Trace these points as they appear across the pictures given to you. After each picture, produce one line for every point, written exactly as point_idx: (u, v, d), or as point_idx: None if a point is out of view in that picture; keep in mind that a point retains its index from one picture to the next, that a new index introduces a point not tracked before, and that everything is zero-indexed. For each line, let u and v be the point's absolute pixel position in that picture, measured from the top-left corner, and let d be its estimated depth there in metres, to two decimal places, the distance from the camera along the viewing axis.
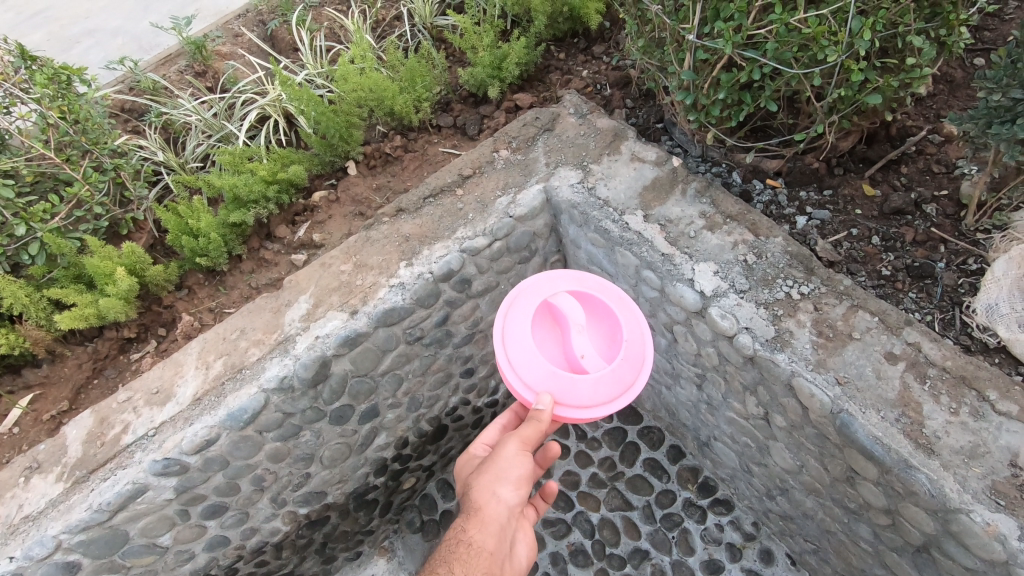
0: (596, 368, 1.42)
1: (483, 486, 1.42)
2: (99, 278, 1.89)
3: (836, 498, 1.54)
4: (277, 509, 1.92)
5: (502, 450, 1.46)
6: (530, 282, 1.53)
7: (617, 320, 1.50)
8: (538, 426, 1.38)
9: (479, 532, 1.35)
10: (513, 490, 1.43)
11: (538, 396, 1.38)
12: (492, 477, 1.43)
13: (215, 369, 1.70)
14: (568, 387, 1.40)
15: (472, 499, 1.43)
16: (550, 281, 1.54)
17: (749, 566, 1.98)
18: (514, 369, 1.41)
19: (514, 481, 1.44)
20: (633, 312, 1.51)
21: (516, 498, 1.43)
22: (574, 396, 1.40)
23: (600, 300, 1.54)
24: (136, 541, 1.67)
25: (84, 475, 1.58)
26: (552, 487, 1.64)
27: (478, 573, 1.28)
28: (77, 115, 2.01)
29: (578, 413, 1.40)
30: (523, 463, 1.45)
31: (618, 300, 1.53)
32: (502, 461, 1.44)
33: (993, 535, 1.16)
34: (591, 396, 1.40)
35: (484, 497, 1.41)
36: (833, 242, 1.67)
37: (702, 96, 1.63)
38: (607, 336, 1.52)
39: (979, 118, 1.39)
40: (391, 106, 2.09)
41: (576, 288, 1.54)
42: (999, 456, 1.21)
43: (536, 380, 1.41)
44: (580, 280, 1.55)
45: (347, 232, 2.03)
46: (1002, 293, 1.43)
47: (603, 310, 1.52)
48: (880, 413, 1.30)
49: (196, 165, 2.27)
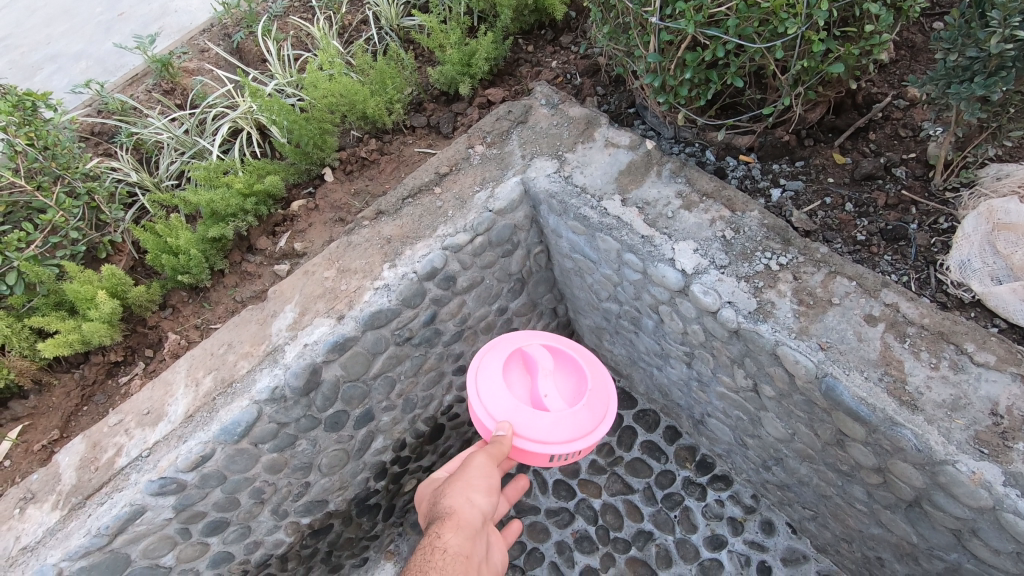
0: (555, 409, 1.62)
1: (447, 536, 1.31)
2: (80, 303, 1.88)
3: (828, 462, 1.57)
4: (279, 521, 1.91)
5: (471, 476, 1.47)
6: (511, 336, 1.79)
7: (583, 375, 1.71)
8: (499, 447, 1.52)
9: (454, 534, 1.32)
10: (485, 495, 1.45)
11: (497, 424, 1.58)
12: (463, 484, 1.45)
13: (204, 384, 1.69)
14: (531, 421, 1.59)
15: (446, 503, 1.41)
16: (519, 340, 1.78)
17: (751, 538, 2.01)
18: (482, 403, 1.64)
19: (485, 490, 1.47)
20: (575, 352, 1.77)
21: (489, 502, 1.46)
22: (559, 432, 1.58)
23: (544, 342, 1.77)
24: (137, 563, 1.66)
25: (80, 501, 1.57)
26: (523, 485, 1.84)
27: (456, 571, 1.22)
28: (46, 140, 2.00)
29: (535, 445, 1.57)
30: (491, 474, 1.48)
31: (562, 337, 1.80)
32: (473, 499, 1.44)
33: (978, 482, 1.19)
34: (578, 431, 1.60)
35: (462, 547, 1.28)
36: (808, 212, 1.70)
37: (669, 77, 1.65)
38: (574, 387, 1.71)
39: (938, 80, 1.42)
40: (363, 110, 2.10)
41: (501, 347, 1.75)
42: (980, 407, 1.24)
43: (492, 419, 1.60)
44: (552, 336, 1.79)
45: (329, 239, 2.02)
46: (973, 250, 1.47)
47: (548, 342, 1.77)
48: (864, 374, 1.33)
49: (171, 183, 2.25)
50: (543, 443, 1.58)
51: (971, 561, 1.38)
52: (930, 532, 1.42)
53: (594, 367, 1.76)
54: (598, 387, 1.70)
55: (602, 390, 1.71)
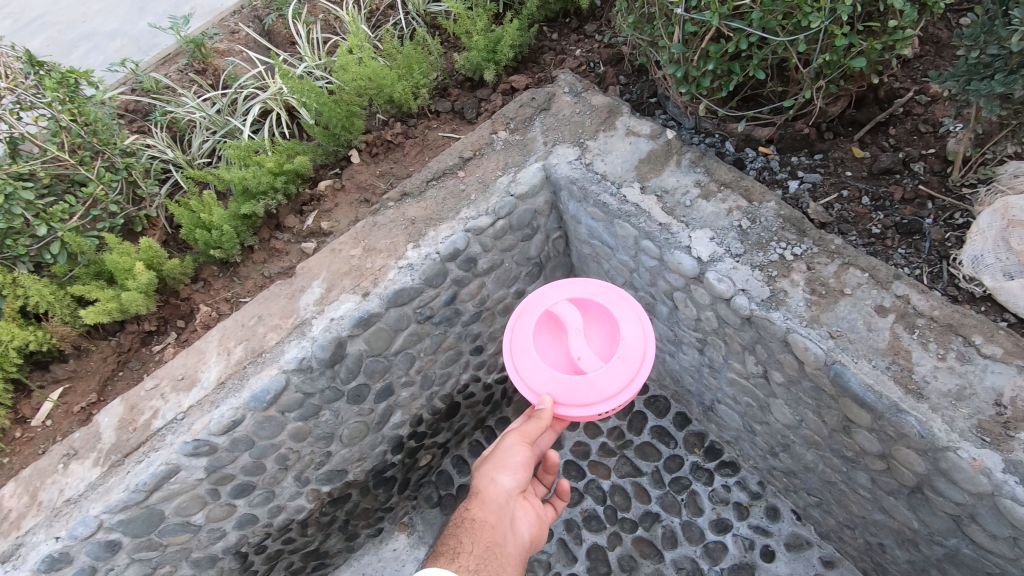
0: (593, 367, 1.54)
1: (474, 512, 1.48)
2: (119, 274, 1.97)
3: (834, 448, 1.62)
4: (302, 487, 2.00)
5: (501, 454, 1.56)
6: (541, 294, 1.68)
7: (615, 320, 1.62)
8: (539, 423, 1.51)
9: (480, 510, 1.48)
10: (512, 474, 1.55)
11: (539, 397, 1.52)
12: (493, 464, 1.55)
13: (236, 353, 1.78)
14: (570, 388, 1.52)
15: (475, 482, 1.55)
16: (550, 293, 1.68)
17: (756, 523, 2.06)
18: (522, 376, 1.57)
19: (513, 468, 1.55)
20: (607, 294, 1.66)
21: (515, 481, 1.55)
22: (604, 388, 1.51)
23: (570, 296, 1.66)
24: (170, 520, 1.75)
25: (120, 458, 1.67)
26: (554, 458, 1.62)
27: (480, 544, 1.40)
28: (88, 117, 2.09)
29: (579, 410, 1.51)
30: (522, 452, 1.55)
31: (587, 284, 1.68)
32: (500, 477, 1.55)
33: (979, 469, 1.23)
34: (618, 382, 1.52)
35: (487, 523, 1.45)
36: (824, 204, 1.73)
37: (692, 68, 1.68)
38: (608, 335, 1.63)
39: (959, 76, 1.44)
40: (390, 94, 2.15)
41: (529, 314, 1.65)
42: (984, 397, 1.28)
43: (533, 393, 1.55)
44: (579, 285, 1.68)
45: (354, 219, 2.09)
46: (987, 245, 1.49)
47: (574, 295, 1.66)
48: (872, 362, 1.37)
49: (203, 161, 2.33)
50: (586, 405, 1.51)
51: (970, 547, 1.43)
52: (930, 517, 1.47)
53: (626, 307, 1.64)
54: (632, 329, 1.60)
55: (636, 332, 1.60)
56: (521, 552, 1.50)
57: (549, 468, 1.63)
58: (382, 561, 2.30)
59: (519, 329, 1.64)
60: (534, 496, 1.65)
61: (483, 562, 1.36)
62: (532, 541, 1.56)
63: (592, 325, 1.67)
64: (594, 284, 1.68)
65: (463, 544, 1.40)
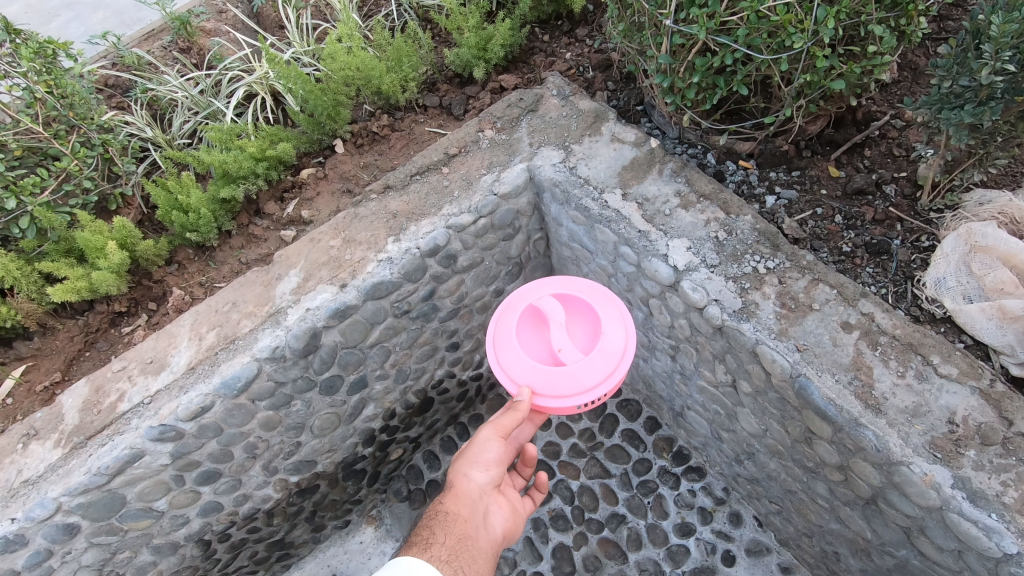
0: (573, 359, 1.54)
1: (447, 505, 1.50)
2: (90, 252, 1.93)
3: (796, 458, 1.66)
4: (269, 477, 1.98)
5: (475, 450, 1.58)
6: (527, 289, 1.70)
7: (598, 315, 1.63)
8: (516, 414, 1.52)
9: (453, 503, 1.50)
10: (486, 470, 1.57)
11: (519, 388, 1.53)
12: (467, 460, 1.58)
13: (207, 339, 1.77)
14: (549, 380, 1.53)
15: (450, 477, 1.58)
16: (535, 289, 1.69)
17: (718, 528, 2.10)
18: (504, 368, 1.58)
19: (486, 463, 1.57)
20: (591, 293, 1.67)
21: (489, 475, 1.57)
22: (583, 380, 1.51)
23: (554, 292, 1.68)
24: (132, 505, 1.72)
25: (82, 441, 1.65)
26: (532, 452, 1.66)
27: (452, 536, 1.42)
28: (65, 90, 2.03)
29: (557, 402, 1.51)
30: (495, 447, 1.58)
31: (573, 281, 1.70)
32: (473, 472, 1.57)
33: (929, 483, 1.28)
34: (598, 375, 1.52)
35: (460, 516, 1.48)
36: (799, 220, 1.77)
37: (678, 80, 1.71)
38: (591, 330, 1.63)
39: (932, 104, 1.49)
40: (378, 86, 2.14)
41: (513, 308, 1.66)
42: (938, 415, 1.34)
43: (512, 384, 1.56)
44: (563, 282, 1.69)
45: (335, 209, 2.07)
46: (949, 268, 1.55)
47: (559, 291, 1.68)
48: (835, 376, 1.41)
49: (183, 142, 2.29)
50: (565, 396, 1.51)
51: (918, 558, 1.48)
52: (883, 528, 1.52)
53: (610, 305, 1.65)
54: (614, 325, 1.60)
55: (619, 328, 1.60)
56: (494, 546, 1.51)
57: (526, 462, 1.68)
58: (347, 554, 2.30)
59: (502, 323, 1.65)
60: (509, 491, 1.67)
61: (454, 553, 1.38)
62: (506, 536, 1.57)
63: (576, 320, 1.68)
64: (580, 282, 1.70)
65: (434, 535, 1.42)
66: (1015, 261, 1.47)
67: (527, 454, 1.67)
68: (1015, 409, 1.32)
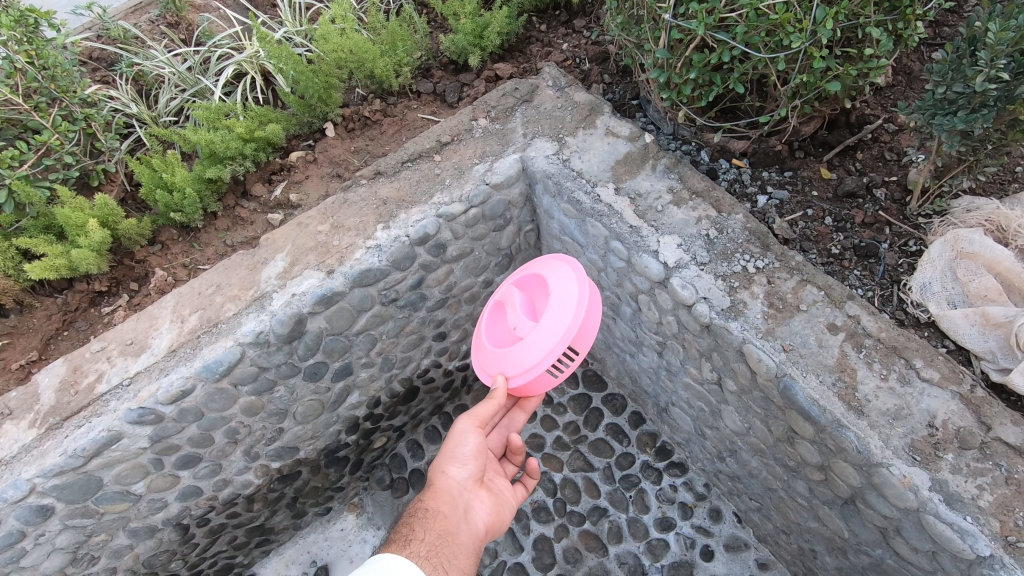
0: (526, 330, 1.55)
1: (427, 502, 1.51)
2: (70, 229, 1.88)
3: (778, 457, 1.68)
4: (250, 462, 1.96)
5: (452, 445, 1.59)
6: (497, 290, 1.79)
7: (549, 280, 1.61)
8: (492, 403, 1.53)
9: (432, 500, 1.51)
10: (464, 465, 1.57)
11: (492, 379, 1.58)
12: (446, 456, 1.58)
13: (190, 322, 1.74)
14: (512, 359, 1.55)
15: (430, 475, 1.58)
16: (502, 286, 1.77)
17: (698, 524, 2.12)
18: (482, 369, 1.66)
19: (465, 458, 1.58)
20: (546, 264, 1.67)
21: (468, 470, 1.57)
22: (538, 344, 1.50)
23: (514, 281, 1.73)
24: (109, 488, 1.69)
25: (58, 422, 1.62)
26: (517, 442, 1.64)
27: (431, 532, 1.42)
28: (46, 60, 1.98)
29: (525, 376, 1.51)
30: (473, 441, 1.58)
31: (531, 264, 1.72)
32: (452, 468, 1.57)
33: (908, 485, 1.30)
34: (550, 333, 1.50)
35: (439, 512, 1.48)
36: (789, 220, 1.78)
37: (675, 75, 1.69)
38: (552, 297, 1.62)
39: (926, 109, 1.49)
40: (371, 69, 2.10)
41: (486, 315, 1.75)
42: (919, 418, 1.35)
43: (490, 378, 1.62)
44: (522, 268, 1.74)
45: (324, 193, 2.04)
46: (934, 274, 1.57)
47: (518, 279, 1.72)
48: (819, 377, 1.42)
49: (169, 119, 2.24)
50: (529, 367, 1.51)
51: (893, 557, 1.50)
52: (860, 528, 1.54)
53: (563, 264, 1.63)
54: (562, 281, 1.57)
55: (568, 281, 1.57)
56: (476, 541, 1.51)
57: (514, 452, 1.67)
58: (328, 540, 2.31)
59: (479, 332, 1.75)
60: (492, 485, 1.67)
61: (433, 548, 1.38)
62: (489, 530, 1.57)
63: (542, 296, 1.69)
64: (537, 261, 1.72)
65: (414, 532, 1.42)
66: (1001, 268, 1.49)
67: (512, 443, 1.66)
68: (994, 414, 1.33)
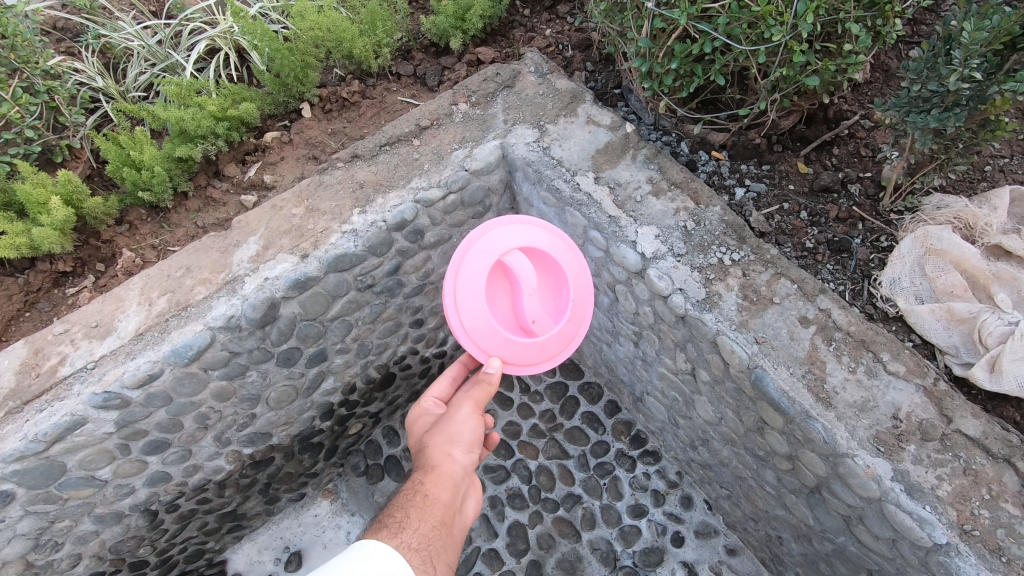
0: (544, 330, 1.56)
1: (428, 486, 1.47)
2: (31, 206, 1.81)
3: (748, 447, 1.71)
4: (221, 448, 1.93)
5: (453, 429, 1.58)
6: (488, 231, 1.55)
7: (562, 271, 1.60)
8: (487, 390, 1.58)
9: (433, 485, 1.47)
10: (467, 454, 1.56)
11: (489, 359, 1.51)
12: (449, 441, 1.56)
13: (158, 305, 1.69)
14: (521, 352, 1.54)
15: (429, 455, 1.54)
16: (499, 234, 1.55)
17: (670, 511, 2.16)
18: (469, 334, 1.51)
19: (468, 448, 1.57)
20: (558, 244, 1.60)
21: (469, 460, 1.56)
22: (551, 351, 1.57)
23: (519, 242, 1.56)
24: (72, 473, 1.65)
25: (18, 406, 1.57)
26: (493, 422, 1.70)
27: (431, 522, 1.40)
28: (6, 28, 1.92)
29: (526, 371, 1.57)
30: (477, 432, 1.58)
31: (539, 228, 1.58)
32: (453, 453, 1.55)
33: (871, 475, 1.34)
34: (562, 343, 1.59)
35: (440, 500, 1.45)
36: (765, 214, 1.79)
37: (657, 64, 1.68)
38: (551, 286, 1.63)
39: (901, 106, 1.51)
40: (349, 49, 2.05)
41: (476, 262, 1.53)
42: (884, 410, 1.39)
43: (483, 353, 1.52)
44: (528, 228, 1.57)
45: (300, 175, 2.00)
46: (904, 269, 1.60)
47: (525, 242, 1.57)
48: (790, 369, 1.45)
49: (138, 95, 2.16)
50: (534, 366, 1.58)
51: (855, 544, 1.55)
52: (824, 515, 1.58)
53: (572, 253, 1.61)
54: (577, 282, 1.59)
55: (583, 285, 1.60)
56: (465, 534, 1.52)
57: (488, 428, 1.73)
58: (302, 526, 2.32)
59: (465, 280, 1.52)
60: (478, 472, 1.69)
61: (432, 539, 1.36)
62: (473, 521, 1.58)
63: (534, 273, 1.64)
64: (544, 226, 1.59)
65: (413, 519, 1.38)
66: (966, 265, 1.53)
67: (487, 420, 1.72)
68: (955, 407, 1.38)
